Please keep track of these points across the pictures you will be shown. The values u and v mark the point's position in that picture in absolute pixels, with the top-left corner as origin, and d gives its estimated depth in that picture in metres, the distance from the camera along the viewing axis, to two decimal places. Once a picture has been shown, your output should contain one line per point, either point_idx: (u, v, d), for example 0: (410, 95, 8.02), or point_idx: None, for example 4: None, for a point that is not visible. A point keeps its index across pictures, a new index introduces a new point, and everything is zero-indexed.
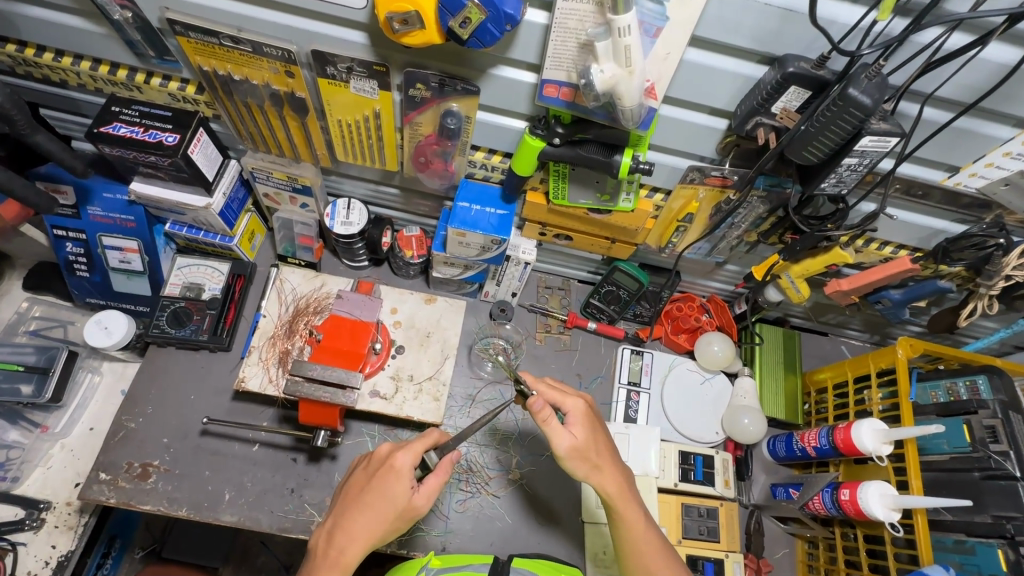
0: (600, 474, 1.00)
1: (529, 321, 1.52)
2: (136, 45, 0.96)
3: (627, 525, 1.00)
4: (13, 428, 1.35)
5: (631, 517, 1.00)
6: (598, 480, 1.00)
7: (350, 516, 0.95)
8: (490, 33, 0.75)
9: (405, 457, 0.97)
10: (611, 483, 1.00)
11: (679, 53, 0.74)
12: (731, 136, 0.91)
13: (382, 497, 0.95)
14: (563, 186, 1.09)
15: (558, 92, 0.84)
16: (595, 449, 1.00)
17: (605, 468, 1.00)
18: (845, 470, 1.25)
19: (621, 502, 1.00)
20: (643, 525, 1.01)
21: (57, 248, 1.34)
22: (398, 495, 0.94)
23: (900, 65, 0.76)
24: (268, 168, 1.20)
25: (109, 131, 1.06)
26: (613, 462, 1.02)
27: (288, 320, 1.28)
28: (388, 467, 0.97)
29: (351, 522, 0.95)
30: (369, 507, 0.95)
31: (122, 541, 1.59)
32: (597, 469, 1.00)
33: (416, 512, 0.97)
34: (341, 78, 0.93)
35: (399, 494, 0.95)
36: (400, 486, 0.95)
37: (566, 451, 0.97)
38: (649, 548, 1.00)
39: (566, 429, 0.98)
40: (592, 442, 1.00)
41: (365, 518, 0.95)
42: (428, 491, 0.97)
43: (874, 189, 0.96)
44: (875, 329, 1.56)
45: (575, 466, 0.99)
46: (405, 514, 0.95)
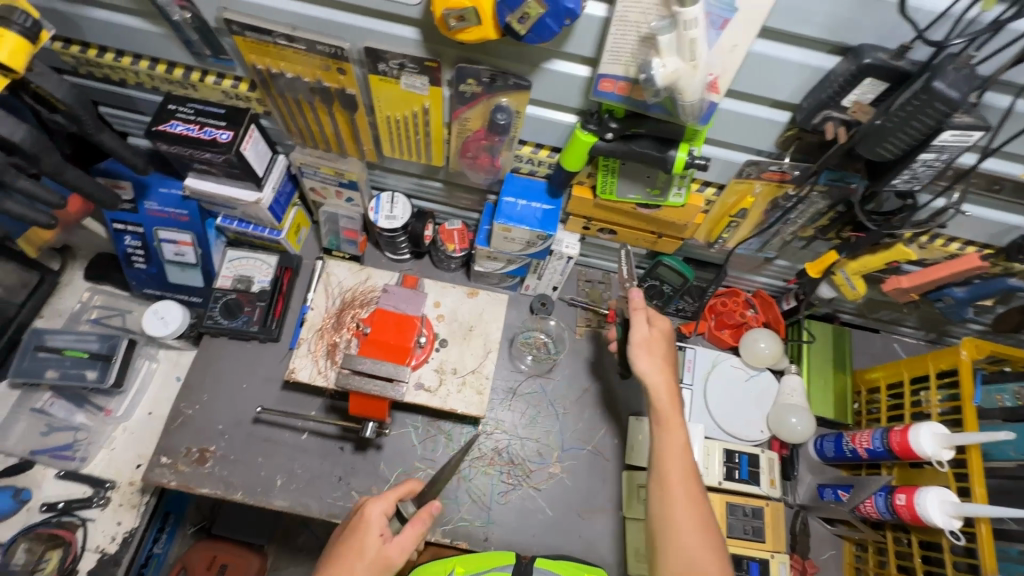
0: (656, 377, 1.09)
1: (570, 314, 1.51)
2: (194, 44, 0.97)
3: (662, 423, 1.06)
4: (80, 411, 1.44)
5: (672, 440, 1.04)
6: (652, 379, 1.10)
7: (326, 574, 0.94)
8: (548, 28, 0.73)
9: (374, 508, 0.99)
10: (661, 386, 1.09)
11: (747, 46, 0.71)
12: (793, 129, 0.88)
13: (350, 552, 0.95)
14: (611, 181, 1.07)
15: (615, 87, 0.82)
16: (658, 354, 1.12)
17: (665, 376, 1.10)
18: (900, 474, 1.21)
19: (668, 410, 1.07)
20: (675, 425, 1.05)
21: (117, 241, 1.39)
22: (369, 545, 0.95)
23: (992, 53, 0.71)
24: (315, 163, 1.22)
25: (166, 130, 1.10)
26: (664, 363, 1.12)
27: (336, 312, 1.30)
28: (360, 518, 0.99)
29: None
30: (340, 558, 0.95)
31: (176, 516, 1.66)
32: (660, 373, 1.10)
33: (391, 567, 0.96)
34: (393, 74, 0.93)
35: (369, 545, 0.96)
36: (370, 534, 0.96)
37: (638, 338, 1.13)
38: (670, 454, 1.02)
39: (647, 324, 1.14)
40: (657, 344, 1.13)
41: (338, 575, 0.93)
42: (403, 544, 0.97)
43: (954, 184, 0.90)
44: (932, 326, 1.49)
45: (640, 354, 1.11)
46: (379, 566, 0.95)
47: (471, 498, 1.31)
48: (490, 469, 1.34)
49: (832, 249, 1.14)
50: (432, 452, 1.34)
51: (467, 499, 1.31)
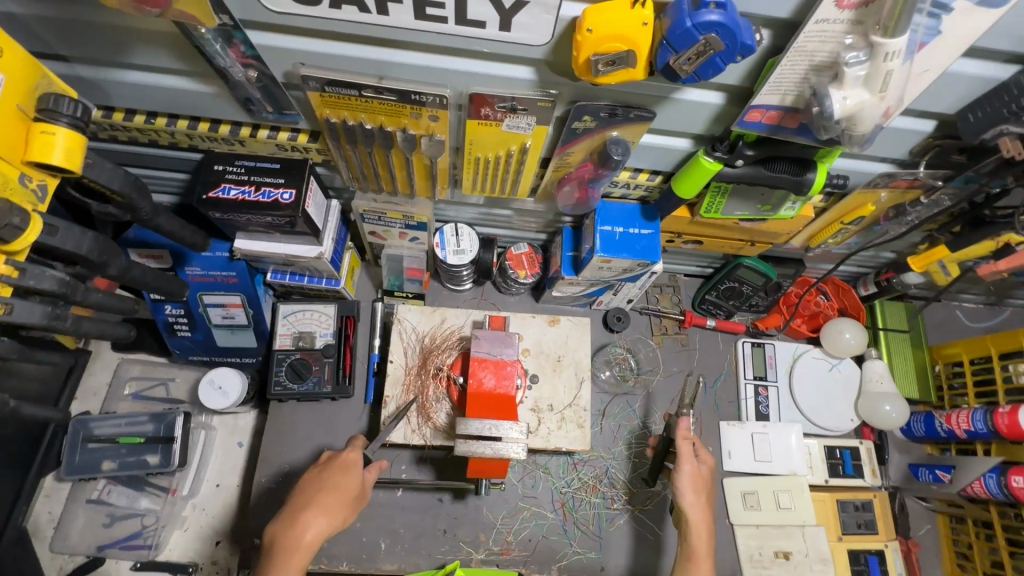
0: (698, 519, 1.05)
1: (643, 325, 1.46)
2: (253, 102, 0.84)
3: (692, 558, 1.03)
4: (143, 495, 1.34)
5: None
6: (692, 518, 1.05)
7: (314, 513, 0.93)
8: (714, 67, 0.64)
9: (355, 451, 1.04)
10: (700, 525, 1.05)
11: (941, 68, 0.64)
12: (933, 137, 0.82)
13: (338, 487, 0.97)
14: (719, 201, 1.00)
15: (763, 116, 0.74)
16: (700, 496, 1.07)
17: (703, 520, 1.06)
18: (999, 448, 1.24)
19: (700, 550, 1.03)
20: (705, 568, 1.02)
21: (156, 311, 1.26)
22: (353, 479, 1.00)
23: None
24: (380, 209, 1.11)
25: (218, 196, 0.96)
26: (707, 502, 1.08)
27: (418, 365, 1.21)
28: (342, 458, 1.02)
29: (311, 511, 0.93)
30: (324, 493, 0.96)
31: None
32: (702, 521, 1.05)
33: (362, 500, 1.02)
34: (494, 117, 0.82)
35: (354, 480, 1.00)
36: (353, 472, 1.01)
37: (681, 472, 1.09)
38: None
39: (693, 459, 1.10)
40: (699, 487, 1.08)
41: (332, 509, 0.94)
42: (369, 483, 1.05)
43: None
44: (998, 292, 1.50)
45: (686, 489, 1.07)
46: (357, 500, 1.00)
47: (581, 529, 1.28)
48: (593, 498, 1.30)
49: (941, 244, 1.10)
50: (533, 488, 1.30)
51: (576, 531, 1.28)
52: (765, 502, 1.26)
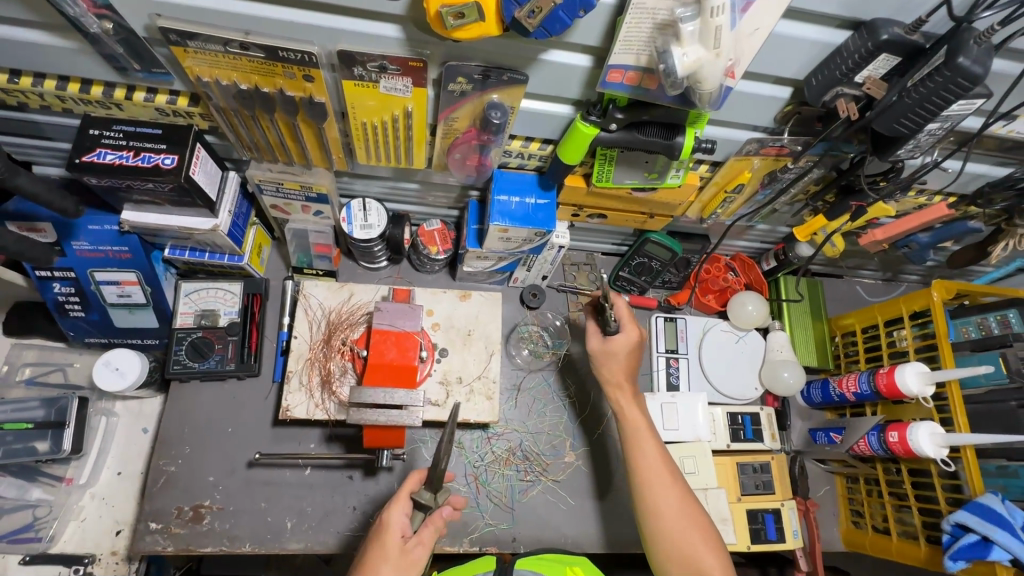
0: (619, 390, 1.18)
1: (560, 302, 1.48)
2: (118, 59, 0.81)
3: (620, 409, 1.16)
4: (35, 485, 1.27)
5: (637, 424, 1.13)
6: (615, 394, 1.18)
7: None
8: (560, 21, 0.66)
9: (394, 513, 0.93)
10: (614, 373, 1.18)
11: (769, 28, 0.68)
12: (792, 105, 0.86)
13: (375, 558, 0.89)
14: (608, 169, 1.02)
15: (623, 77, 0.77)
16: (619, 366, 1.18)
17: (624, 388, 1.17)
18: (884, 409, 1.32)
19: (624, 402, 1.16)
20: (635, 410, 1.15)
21: (44, 290, 1.20)
22: (389, 547, 0.90)
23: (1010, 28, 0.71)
24: (277, 179, 1.09)
25: (93, 160, 0.93)
26: (628, 357, 1.19)
27: (323, 340, 1.20)
28: (381, 527, 0.93)
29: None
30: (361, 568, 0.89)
31: (157, 565, 1.34)
32: (620, 390, 1.18)
33: (416, 567, 0.90)
34: (370, 78, 0.83)
35: (390, 549, 0.89)
36: (391, 539, 0.90)
37: (593, 350, 1.21)
38: (638, 441, 1.10)
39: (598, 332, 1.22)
40: (618, 359, 1.19)
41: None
42: (425, 542, 0.92)
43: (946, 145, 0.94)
44: (891, 267, 1.59)
45: (603, 370, 1.20)
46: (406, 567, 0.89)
47: (493, 501, 1.29)
48: (506, 470, 1.32)
49: (818, 215, 1.15)
50: None
51: (488, 503, 1.29)
52: None
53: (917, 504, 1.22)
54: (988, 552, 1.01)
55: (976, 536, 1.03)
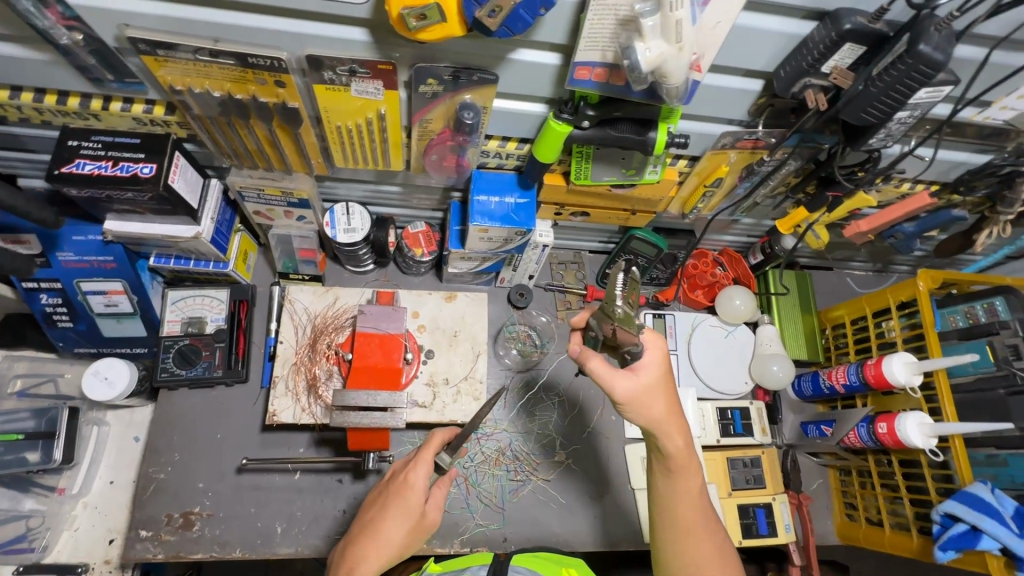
0: (666, 426, 0.86)
1: (547, 301, 1.48)
2: (91, 70, 0.82)
3: (676, 470, 0.88)
4: (27, 496, 1.27)
5: (689, 486, 0.88)
6: (665, 440, 0.87)
7: (367, 541, 0.88)
8: (522, 20, 0.66)
9: (417, 473, 0.92)
10: (652, 412, 0.85)
11: (731, 20, 0.68)
12: (764, 97, 0.86)
13: (393, 514, 0.90)
14: (585, 166, 1.02)
15: (591, 74, 0.77)
16: (661, 400, 0.85)
17: (672, 422, 0.86)
18: (874, 401, 1.31)
19: (680, 460, 0.88)
20: (692, 472, 0.88)
21: (31, 301, 1.21)
22: (410, 506, 0.90)
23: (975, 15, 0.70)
24: (257, 185, 1.09)
25: (71, 171, 0.94)
26: (670, 396, 0.87)
27: (309, 343, 1.21)
28: (403, 483, 0.92)
29: (360, 542, 0.89)
30: (378, 524, 0.90)
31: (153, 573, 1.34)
32: (669, 419, 0.86)
33: (429, 526, 0.93)
34: (341, 82, 0.83)
35: (411, 509, 0.90)
36: (414, 500, 0.90)
37: (624, 398, 0.84)
38: (685, 501, 0.88)
39: (626, 372, 0.84)
40: (658, 391, 0.85)
41: (377, 546, 0.87)
42: (437, 502, 0.94)
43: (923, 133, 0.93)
44: (880, 258, 1.58)
45: (635, 413, 0.85)
46: (422, 524, 0.91)
47: (483, 502, 1.29)
48: (497, 470, 1.32)
49: (799, 207, 1.16)
50: None
51: (479, 504, 1.29)
52: None
53: (908, 495, 1.21)
54: (978, 542, 1.01)
55: (965, 525, 1.03)
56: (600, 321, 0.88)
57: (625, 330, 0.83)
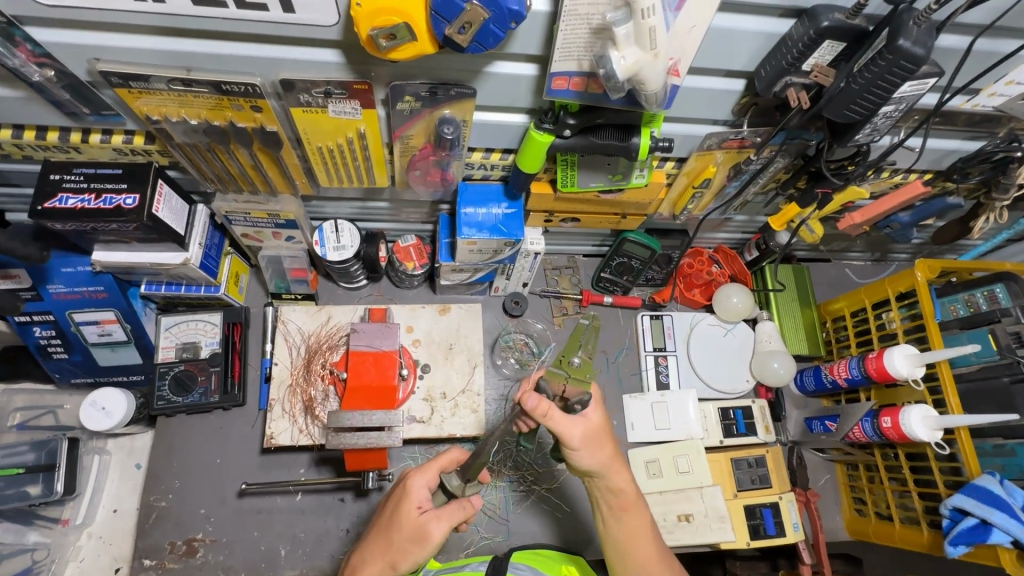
0: (610, 469, 0.90)
1: (543, 307, 1.46)
2: (66, 105, 0.82)
3: (623, 507, 0.92)
4: (31, 530, 1.26)
5: (637, 523, 0.92)
6: (612, 478, 0.90)
7: (370, 543, 0.87)
8: (493, 35, 0.65)
9: (416, 481, 0.87)
10: (594, 457, 0.88)
11: (706, 23, 0.67)
12: (748, 96, 0.85)
13: (390, 522, 0.86)
14: (571, 173, 1.01)
15: (569, 84, 0.76)
16: (607, 444, 0.90)
17: (620, 464, 0.91)
18: (878, 395, 1.29)
19: (627, 500, 0.92)
20: (639, 508, 0.92)
21: (25, 335, 1.20)
22: (405, 515, 0.85)
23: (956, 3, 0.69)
24: (243, 209, 1.08)
25: (55, 206, 0.93)
26: (614, 442, 0.91)
27: (303, 364, 1.21)
28: (401, 490, 0.88)
29: (367, 542, 0.87)
30: (378, 529, 0.87)
31: None
32: (616, 461, 0.90)
33: (429, 544, 0.83)
34: (317, 104, 0.82)
35: (406, 516, 0.84)
36: (409, 506, 0.85)
37: (578, 443, 0.86)
38: (638, 540, 0.91)
39: (575, 417, 0.87)
40: (605, 436, 0.90)
41: (380, 548, 0.85)
42: (445, 520, 0.84)
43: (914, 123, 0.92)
44: (879, 247, 1.56)
45: (585, 455, 0.88)
46: (420, 538, 0.83)
47: (486, 513, 1.28)
48: (499, 482, 1.31)
49: (791, 203, 1.14)
50: None
51: (483, 516, 1.28)
52: (665, 468, 1.30)
53: (916, 488, 1.19)
54: (988, 535, 0.99)
55: (975, 519, 1.01)
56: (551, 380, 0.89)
57: (580, 383, 0.89)
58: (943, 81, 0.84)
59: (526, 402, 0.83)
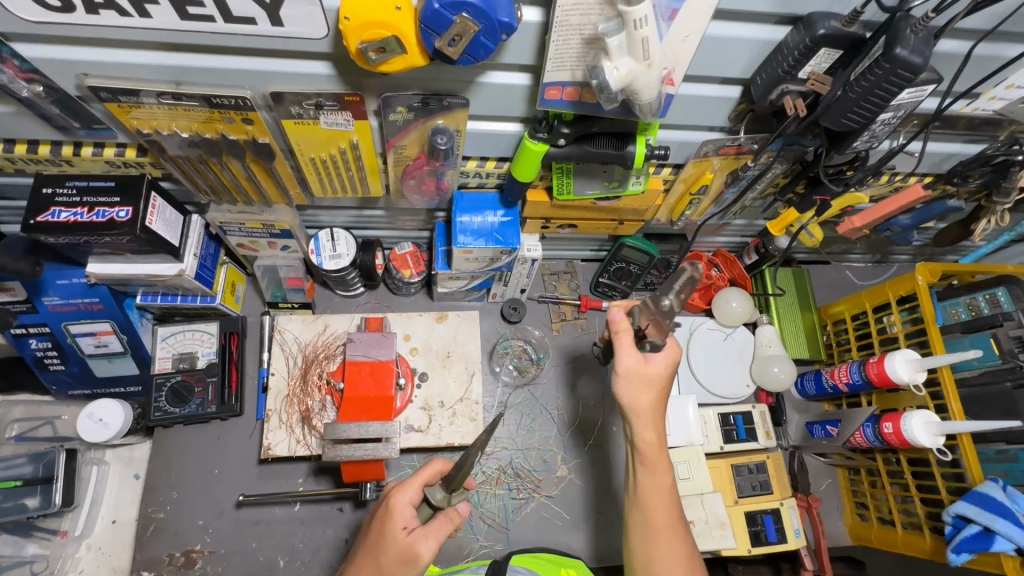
0: (643, 416, 0.88)
1: (542, 313, 1.45)
2: (57, 119, 0.82)
3: (650, 464, 0.88)
4: (30, 541, 1.25)
5: (658, 482, 0.87)
6: (637, 424, 0.88)
7: (357, 562, 0.82)
8: (484, 46, 0.64)
9: (401, 497, 0.82)
10: (634, 396, 0.87)
11: (699, 33, 0.66)
12: (744, 103, 0.84)
13: (376, 542, 0.81)
14: (567, 181, 1.00)
15: (562, 93, 0.75)
16: (650, 394, 0.88)
17: (656, 411, 0.88)
18: (879, 399, 1.28)
19: (653, 453, 0.88)
20: (663, 467, 0.88)
21: (21, 346, 1.20)
22: (391, 536, 0.79)
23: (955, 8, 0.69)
24: (238, 219, 1.07)
25: (47, 220, 0.93)
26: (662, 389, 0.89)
27: (300, 374, 1.21)
28: (384, 508, 0.82)
29: (356, 563, 0.82)
30: (363, 552, 0.81)
31: None
32: (654, 406, 0.88)
33: (419, 564, 0.78)
34: (309, 115, 0.81)
35: (393, 537, 0.79)
36: (394, 526, 0.80)
37: (623, 372, 0.88)
38: (656, 501, 0.87)
39: (638, 353, 0.89)
40: (652, 386, 0.88)
41: (367, 570, 0.80)
42: (435, 537, 0.80)
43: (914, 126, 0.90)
44: (879, 249, 1.55)
45: (629, 391, 0.87)
46: (409, 561, 0.78)
47: (486, 521, 1.28)
48: (498, 490, 1.30)
49: (789, 208, 1.13)
50: None
51: (482, 524, 1.27)
52: None
53: (919, 494, 1.18)
54: (992, 544, 0.98)
55: (978, 527, 1.01)
56: (641, 310, 0.90)
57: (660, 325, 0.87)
58: (943, 86, 0.83)
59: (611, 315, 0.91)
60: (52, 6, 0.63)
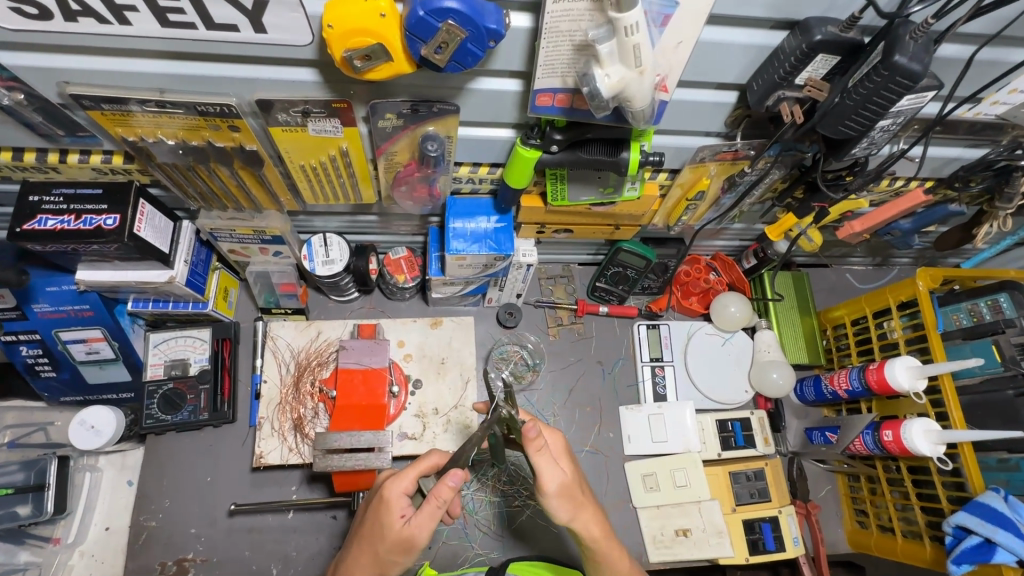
0: (582, 518, 0.88)
1: (538, 318, 1.44)
2: (40, 126, 0.81)
3: (603, 557, 0.91)
4: (22, 548, 1.25)
5: (618, 566, 0.92)
6: (580, 521, 0.88)
7: (356, 549, 0.84)
8: (471, 54, 0.63)
9: (395, 486, 0.82)
10: (561, 506, 0.87)
11: (693, 40, 0.64)
12: (740, 108, 0.82)
13: (374, 531, 0.82)
14: (561, 187, 0.98)
15: (554, 100, 0.74)
16: (582, 493, 0.89)
17: (589, 507, 0.89)
18: (878, 405, 1.26)
19: (605, 543, 0.90)
20: (617, 554, 0.91)
21: (12, 353, 1.19)
22: (387, 526, 0.80)
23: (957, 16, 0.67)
24: (228, 226, 1.06)
25: (34, 228, 0.91)
26: (591, 499, 0.91)
27: (292, 382, 1.21)
28: (379, 499, 0.82)
29: (357, 551, 0.84)
30: (360, 544, 0.83)
31: None
32: (584, 509, 0.89)
33: (418, 547, 0.80)
34: (296, 123, 0.80)
35: (389, 527, 0.80)
36: (390, 516, 0.80)
37: (553, 491, 0.85)
38: None
39: (554, 465, 0.87)
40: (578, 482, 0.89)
41: (366, 557, 0.82)
42: (424, 524, 0.79)
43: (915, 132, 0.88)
44: (880, 252, 1.53)
45: (560, 506, 0.87)
46: (408, 547, 0.80)
47: (481, 530, 1.26)
48: (493, 497, 1.28)
49: (788, 213, 1.11)
50: None
51: (478, 532, 1.26)
52: (663, 481, 1.28)
53: (918, 502, 1.17)
54: (993, 555, 0.97)
55: (979, 538, 0.99)
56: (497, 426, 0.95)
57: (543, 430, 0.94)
58: (945, 90, 0.81)
59: (525, 433, 0.82)
60: (29, 14, 0.62)
